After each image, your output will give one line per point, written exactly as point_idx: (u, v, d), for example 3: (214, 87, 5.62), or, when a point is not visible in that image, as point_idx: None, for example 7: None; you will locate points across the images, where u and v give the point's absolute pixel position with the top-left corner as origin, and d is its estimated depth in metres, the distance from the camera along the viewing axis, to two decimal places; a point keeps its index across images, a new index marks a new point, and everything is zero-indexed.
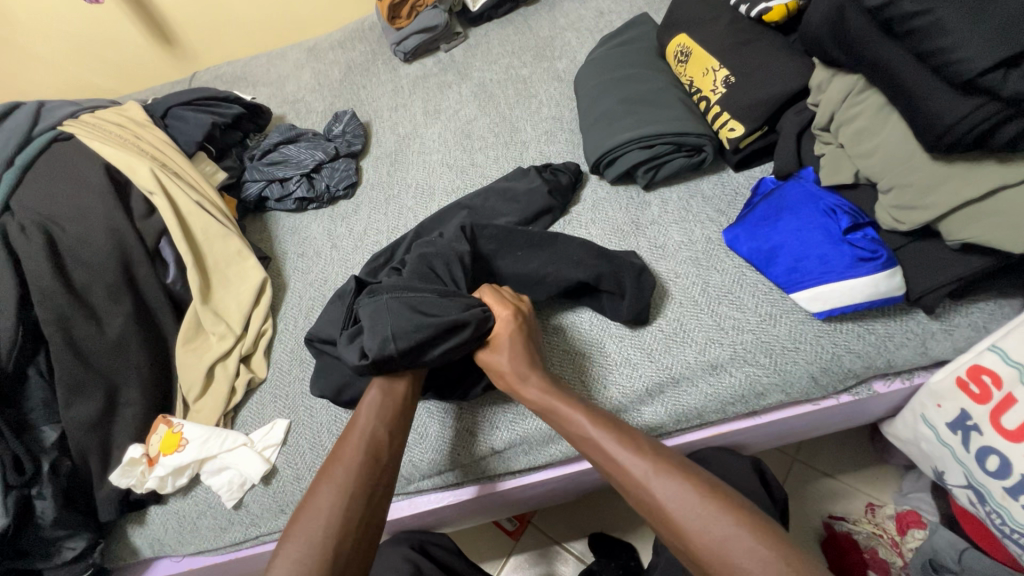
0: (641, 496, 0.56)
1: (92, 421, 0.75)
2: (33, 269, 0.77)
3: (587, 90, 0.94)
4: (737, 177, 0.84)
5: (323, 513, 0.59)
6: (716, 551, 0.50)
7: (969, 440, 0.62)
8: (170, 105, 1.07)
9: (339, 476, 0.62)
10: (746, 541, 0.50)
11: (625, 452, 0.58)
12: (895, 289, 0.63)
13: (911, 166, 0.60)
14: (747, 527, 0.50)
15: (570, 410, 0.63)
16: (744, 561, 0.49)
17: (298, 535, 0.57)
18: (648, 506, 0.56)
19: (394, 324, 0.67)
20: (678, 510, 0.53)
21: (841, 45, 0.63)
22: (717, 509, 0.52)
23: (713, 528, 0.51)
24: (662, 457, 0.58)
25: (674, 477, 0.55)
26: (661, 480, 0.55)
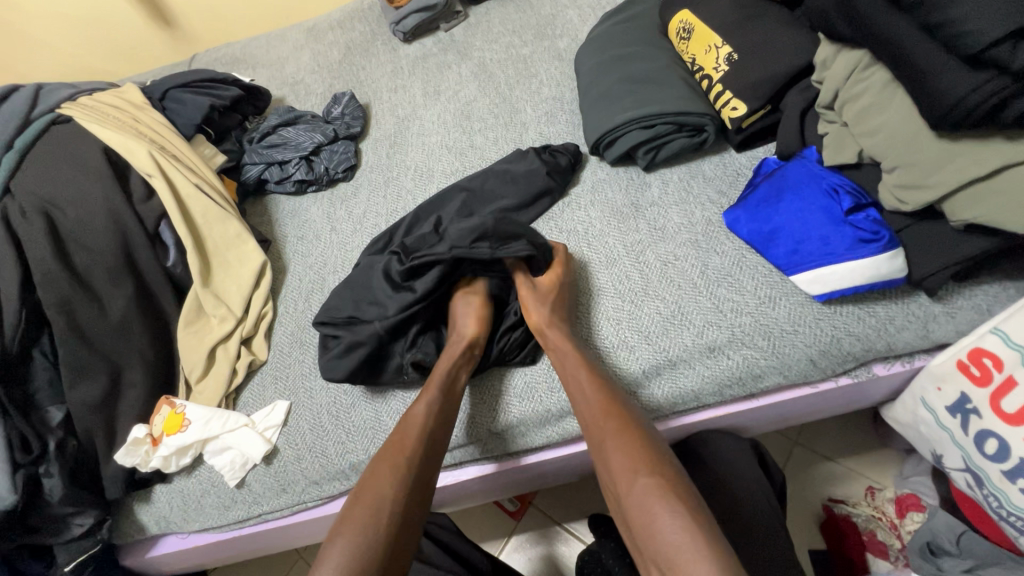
0: (601, 454, 0.60)
1: (96, 401, 0.77)
2: (35, 251, 0.77)
3: (588, 69, 0.92)
4: (740, 157, 0.82)
5: (384, 505, 0.60)
6: (643, 520, 0.53)
7: (968, 423, 0.62)
8: (169, 86, 1.06)
9: (401, 470, 0.63)
10: (674, 521, 0.51)
11: (600, 414, 0.61)
12: (897, 271, 0.62)
13: (916, 145, 0.58)
14: (684, 508, 0.52)
15: (574, 363, 0.66)
16: (666, 535, 0.51)
17: (358, 521, 0.59)
18: (605, 469, 0.59)
19: (457, 232, 0.75)
20: (626, 478, 0.56)
21: (847, 20, 0.61)
22: (660, 489, 0.54)
23: (650, 504, 0.54)
24: (629, 428, 0.60)
25: (630, 447, 0.58)
26: (622, 450, 0.58)
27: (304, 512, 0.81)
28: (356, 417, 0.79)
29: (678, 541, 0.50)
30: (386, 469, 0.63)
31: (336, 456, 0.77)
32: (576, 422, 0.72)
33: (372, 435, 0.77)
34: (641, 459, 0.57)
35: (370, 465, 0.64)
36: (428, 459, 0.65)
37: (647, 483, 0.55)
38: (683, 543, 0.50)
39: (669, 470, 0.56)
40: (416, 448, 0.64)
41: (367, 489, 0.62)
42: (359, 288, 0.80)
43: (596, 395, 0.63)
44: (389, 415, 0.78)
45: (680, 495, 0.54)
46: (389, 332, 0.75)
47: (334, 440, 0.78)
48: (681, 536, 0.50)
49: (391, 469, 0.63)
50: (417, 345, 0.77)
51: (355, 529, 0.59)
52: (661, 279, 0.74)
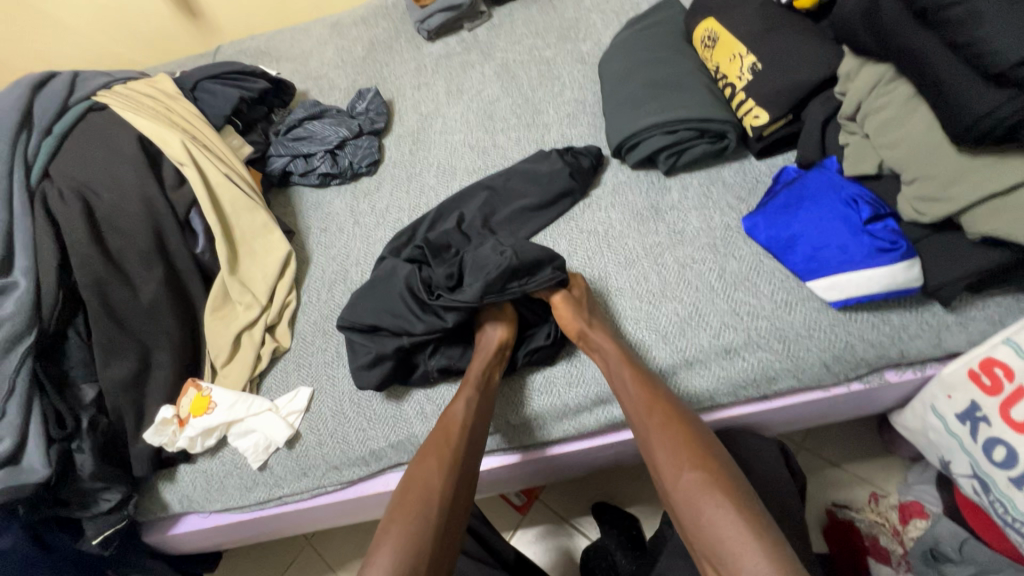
0: (648, 451, 0.62)
1: (127, 381, 0.79)
2: (72, 234, 0.80)
3: (612, 73, 0.94)
4: (759, 165, 0.84)
5: (433, 496, 0.62)
6: (695, 516, 0.55)
7: (977, 431, 0.63)
8: (200, 77, 1.09)
9: (447, 462, 0.65)
10: (726, 516, 0.53)
11: (646, 412, 0.63)
12: (913, 281, 0.64)
13: (936, 158, 0.60)
14: (735, 506, 0.54)
15: (616, 364, 0.68)
16: (720, 530, 0.53)
17: (407, 511, 0.61)
18: (653, 465, 0.61)
19: (487, 260, 0.76)
20: (676, 475, 0.58)
21: (872, 35, 0.63)
22: (711, 485, 0.56)
23: (700, 500, 0.55)
24: (675, 424, 0.61)
25: (678, 446, 0.59)
26: (670, 446, 0.60)
27: (323, 496, 0.83)
28: (377, 405, 0.81)
29: (732, 535, 0.52)
30: (432, 460, 0.65)
31: (357, 443, 0.79)
32: (594, 417, 0.74)
33: (393, 424, 0.79)
34: (689, 456, 0.58)
35: (413, 460, 0.67)
36: (472, 451, 0.67)
37: (697, 479, 0.57)
38: (735, 534, 0.52)
39: (717, 465, 0.57)
40: (455, 444, 0.66)
41: (411, 481, 0.64)
42: (378, 297, 0.80)
43: (640, 394, 0.65)
44: (409, 404, 0.80)
45: (729, 489, 0.55)
46: (414, 347, 0.77)
47: (355, 427, 0.80)
48: (734, 530, 0.52)
49: (438, 461, 0.65)
50: (440, 351, 0.80)
51: (400, 518, 0.61)
52: (684, 279, 0.76)
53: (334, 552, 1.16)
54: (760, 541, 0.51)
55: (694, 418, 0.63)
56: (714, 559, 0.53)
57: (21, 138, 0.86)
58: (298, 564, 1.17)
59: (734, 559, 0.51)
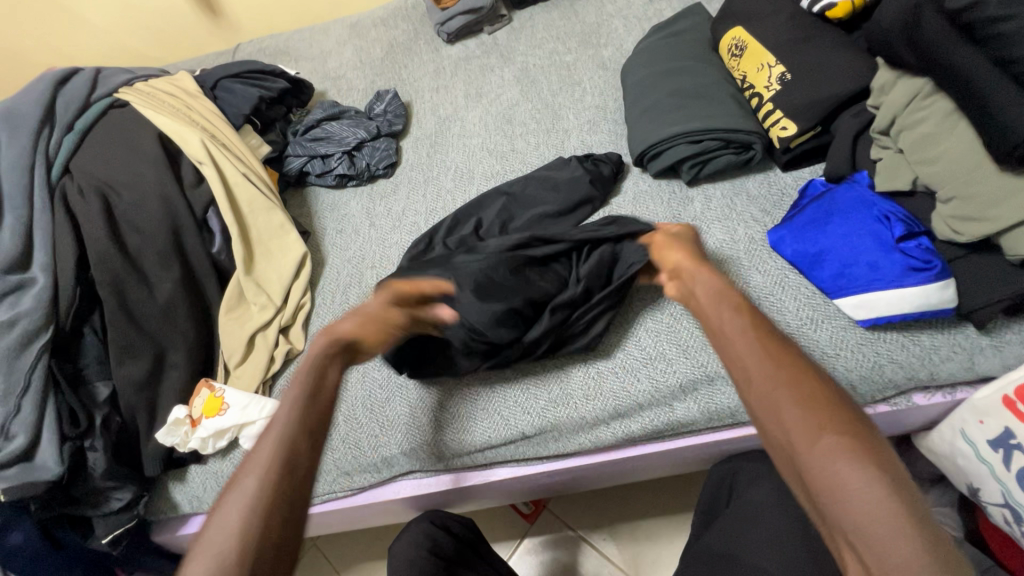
0: (756, 392, 0.46)
1: (138, 381, 0.79)
2: (91, 231, 0.80)
3: (634, 80, 0.93)
4: (785, 177, 0.82)
5: (229, 544, 0.44)
6: (827, 479, 0.39)
7: (1011, 459, 0.61)
8: (220, 76, 1.09)
9: (262, 494, 0.46)
10: (875, 489, 0.38)
11: (758, 352, 0.47)
12: (946, 302, 0.61)
13: (977, 177, 0.59)
14: (883, 475, 0.39)
15: (720, 296, 0.56)
16: (859, 501, 0.38)
17: (203, 559, 0.44)
18: (767, 417, 0.44)
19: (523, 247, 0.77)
20: (801, 429, 0.42)
21: (913, 49, 0.61)
22: (852, 445, 0.40)
23: (837, 463, 0.39)
24: (799, 369, 0.45)
25: (804, 388, 0.44)
26: (787, 393, 0.44)
27: (334, 501, 0.82)
28: (388, 412, 0.79)
29: (880, 513, 0.37)
30: (247, 481, 0.47)
31: (369, 449, 0.78)
32: (611, 431, 0.72)
33: (406, 429, 0.77)
34: (818, 406, 0.42)
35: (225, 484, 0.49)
36: (312, 464, 0.51)
37: (829, 441, 0.40)
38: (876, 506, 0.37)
39: (858, 423, 0.42)
40: (278, 463, 0.49)
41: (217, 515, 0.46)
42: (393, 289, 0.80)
43: (740, 334, 0.49)
44: (422, 411, 0.78)
45: (875, 452, 0.40)
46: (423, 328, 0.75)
47: (367, 433, 0.79)
48: (883, 504, 0.37)
49: (253, 483, 0.47)
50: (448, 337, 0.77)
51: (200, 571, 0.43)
52: None
53: (339, 553, 1.16)
54: (920, 529, 0.36)
55: (813, 361, 0.47)
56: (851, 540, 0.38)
57: (43, 134, 0.86)
58: (303, 565, 1.16)
59: (883, 547, 0.36)
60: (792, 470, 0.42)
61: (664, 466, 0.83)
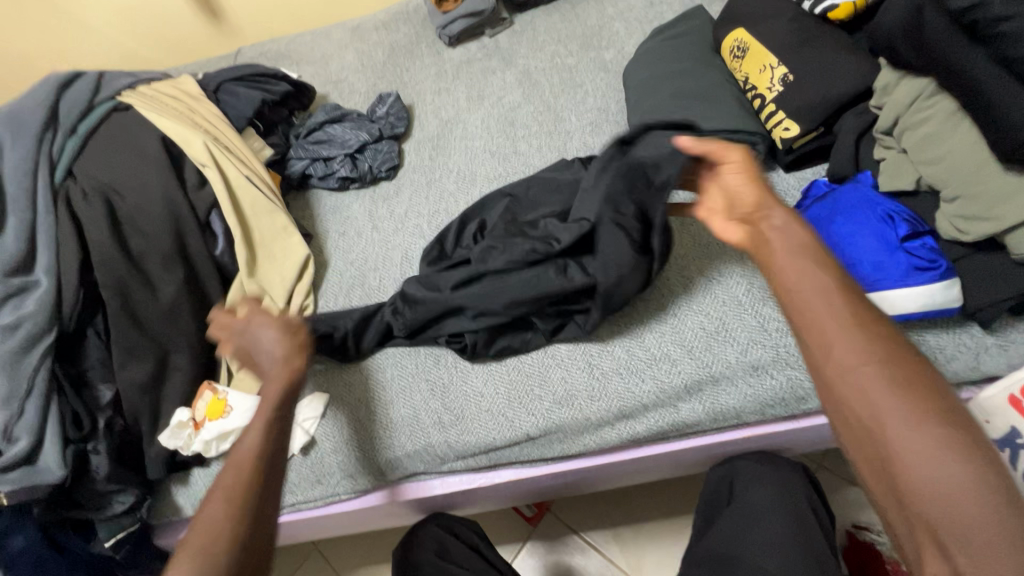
0: (847, 386, 0.44)
1: (143, 383, 0.78)
2: (94, 234, 0.80)
3: (637, 82, 0.93)
4: (788, 177, 0.82)
5: (217, 537, 0.50)
6: (916, 484, 0.39)
7: (1017, 458, 0.61)
8: (223, 80, 1.09)
9: (231, 499, 0.52)
10: (966, 478, 0.38)
11: (851, 333, 0.45)
12: (952, 301, 0.62)
13: (981, 176, 0.59)
14: (984, 485, 0.38)
15: (798, 267, 0.50)
16: (953, 511, 0.38)
17: (188, 554, 0.49)
18: (856, 403, 0.43)
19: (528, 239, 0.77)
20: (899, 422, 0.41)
21: (917, 50, 0.62)
22: (954, 438, 0.40)
23: (933, 454, 0.39)
24: (905, 366, 0.43)
25: (900, 390, 0.42)
26: (884, 387, 0.42)
27: (338, 504, 0.82)
28: (392, 413, 0.79)
29: (978, 514, 0.37)
30: (218, 490, 0.53)
31: (372, 452, 0.78)
32: (616, 432, 0.72)
33: (409, 431, 0.77)
34: (915, 399, 0.41)
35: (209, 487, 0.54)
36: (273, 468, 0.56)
37: (923, 434, 0.40)
38: (971, 515, 0.37)
39: (967, 430, 0.40)
40: (241, 468, 0.54)
41: (193, 526, 0.51)
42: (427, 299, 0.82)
43: (833, 312, 0.47)
44: (426, 412, 0.78)
45: (981, 455, 0.39)
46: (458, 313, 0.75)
47: (370, 435, 0.79)
48: (981, 509, 0.37)
49: (225, 488, 0.53)
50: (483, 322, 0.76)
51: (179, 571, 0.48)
52: (710, 289, 0.75)
53: (340, 557, 1.15)
54: (1017, 519, 0.37)
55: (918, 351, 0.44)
56: (934, 532, 0.38)
57: (46, 137, 0.86)
58: (304, 570, 1.16)
59: (976, 542, 0.37)
60: (874, 457, 0.42)
61: (668, 467, 0.82)
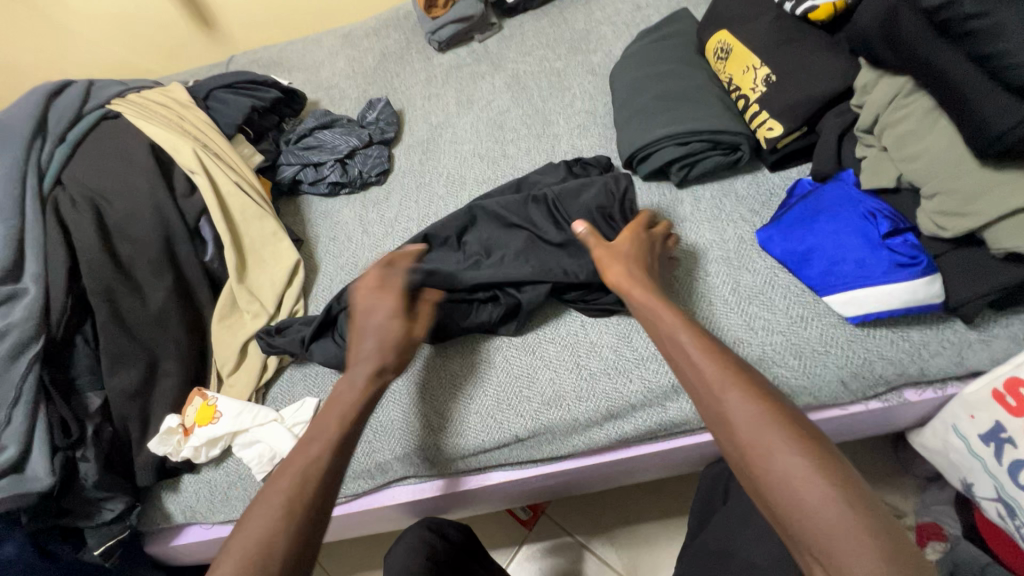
0: (716, 411, 0.50)
1: (133, 389, 0.79)
2: (83, 241, 0.80)
3: (623, 85, 0.94)
4: (773, 177, 0.83)
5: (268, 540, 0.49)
6: (787, 497, 0.43)
7: (1002, 453, 0.61)
8: (213, 87, 1.10)
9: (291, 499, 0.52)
10: (828, 499, 0.42)
11: (714, 365, 0.52)
12: (935, 296, 0.62)
13: (959, 171, 0.59)
14: (831, 487, 0.42)
15: (670, 314, 0.58)
16: (813, 516, 0.42)
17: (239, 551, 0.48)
18: (726, 432, 0.49)
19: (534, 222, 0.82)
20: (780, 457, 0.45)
21: (894, 47, 0.63)
22: (806, 453, 0.44)
23: (797, 473, 0.44)
24: (755, 387, 0.49)
25: (759, 408, 0.48)
26: (749, 411, 0.48)
27: None
28: (382, 417, 0.79)
29: (839, 518, 0.41)
30: (274, 499, 0.51)
31: (361, 456, 0.78)
32: (604, 433, 0.72)
33: (399, 435, 0.77)
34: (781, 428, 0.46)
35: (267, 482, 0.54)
36: (331, 490, 0.54)
37: (803, 458, 0.44)
38: (832, 518, 0.41)
39: (812, 442, 0.45)
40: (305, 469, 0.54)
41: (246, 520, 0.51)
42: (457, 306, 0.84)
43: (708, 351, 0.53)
44: (416, 414, 0.78)
45: (823, 457, 0.44)
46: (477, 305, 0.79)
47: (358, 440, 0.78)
48: (841, 517, 0.41)
49: (281, 502, 0.51)
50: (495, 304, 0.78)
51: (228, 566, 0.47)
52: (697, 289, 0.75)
53: (335, 563, 1.15)
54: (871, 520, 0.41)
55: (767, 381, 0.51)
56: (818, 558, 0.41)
57: (35, 146, 0.86)
58: None
59: (842, 555, 0.40)
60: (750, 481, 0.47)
61: (659, 468, 0.83)
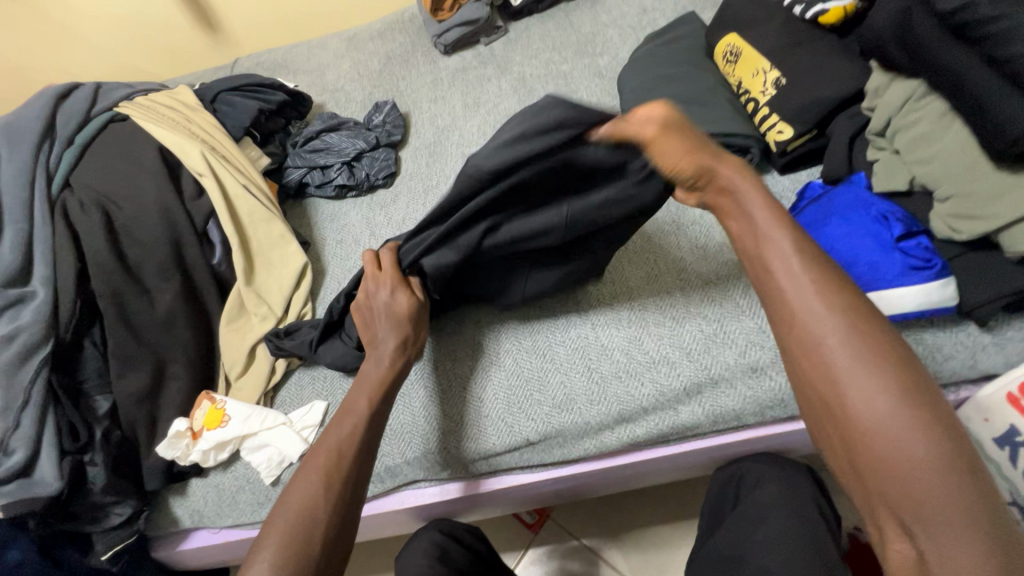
0: (822, 344, 0.49)
1: (141, 393, 0.78)
2: (91, 243, 0.80)
3: (631, 88, 0.94)
4: (782, 180, 0.83)
5: (310, 525, 0.55)
6: (885, 440, 0.44)
7: (1017, 457, 0.61)
8: (221, 90, 1.10)
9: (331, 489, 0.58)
10: (930, 453, 0.42)
11: (828, 299, 0.50)
12: (949, 299, 0.62)
13: (973, 175, 0.60)
14: (934, 436, 0.43)
15: (771, 234, 0.55)
16: (910, 456, 0.43)
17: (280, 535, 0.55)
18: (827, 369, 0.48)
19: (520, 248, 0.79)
20: (868, 391, 0.45)
21: (907, 50, 0.63)
22: (911, 401, 0.44)
23: (902, 422, 0.44)
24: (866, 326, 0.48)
25: (869, 349, 0.47)
26: (875, 372, 0.46)
27: None
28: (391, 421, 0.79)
29: (933, 466, 0.42)
30: (313, 477, 0.59)
31: None
32: (616, 436, 0.72)
33: (409, 438, 0.77)
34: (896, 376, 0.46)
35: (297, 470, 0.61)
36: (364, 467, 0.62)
37: (905, 406, 0.44)
38: (928, 464, 0.42)
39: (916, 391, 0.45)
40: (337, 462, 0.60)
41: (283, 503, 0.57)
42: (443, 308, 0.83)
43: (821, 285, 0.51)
44: (425, 418, 0.77)
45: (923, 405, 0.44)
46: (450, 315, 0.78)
47: None
48: (936, 465, 0.42)
49: (321, 477, 0.59)
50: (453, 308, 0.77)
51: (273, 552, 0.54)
52: (706, 293, 0.75)
53: None
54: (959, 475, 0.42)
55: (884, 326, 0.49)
56: (902, 504, 0.43)
57: (43, 148, 0.86)
58: None
59: (930, 501, 0.42)
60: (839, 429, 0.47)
61: (668, 472, 0.82)
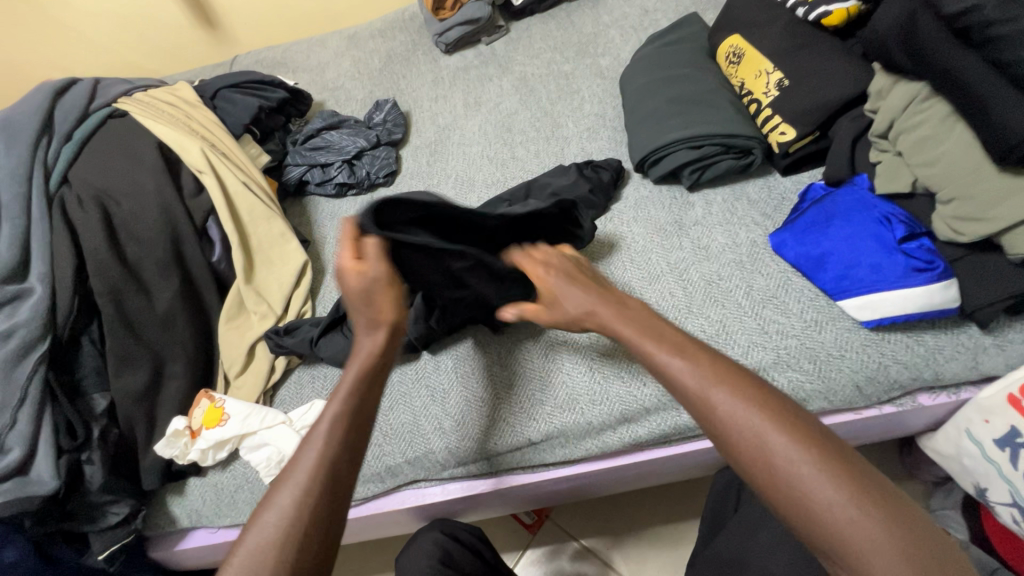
0: (708, 413, 0.46)
1: (139, 390, 0.78)
2: (89, 240, 0.79)
3: (634, 89, 0.94)
4: (784, 181, 0.83)
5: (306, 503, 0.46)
6: (794, 496, 0.41)
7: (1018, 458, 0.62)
8: (221, 86, 1.09)
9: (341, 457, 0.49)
10: (845, 499, 0.39)
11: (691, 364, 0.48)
12: (951, 301, 0.63)
13: (979, 177, 0.60)
14: (833, 482, 0.40)
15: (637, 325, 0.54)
16: (823, 508, 0.39)
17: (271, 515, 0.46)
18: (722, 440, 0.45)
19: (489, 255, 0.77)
20: (777, 442, 0.42)
21: (910, 53, 0.63)
22: (806, 444, 0.42)
23: (805, 475, 0.40)
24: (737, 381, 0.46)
25: (746, 403, 0.44)
26: (767, 427, 0.43)
27: None
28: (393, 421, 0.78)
29: (847, 513, 0.39)
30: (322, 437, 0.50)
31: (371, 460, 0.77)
32: (616, 436, 0.72)
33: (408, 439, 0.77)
34: (787, 421, 0.43)
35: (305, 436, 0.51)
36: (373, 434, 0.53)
37: (807, 454, 0.41)
38: (841, 512, 0.39)
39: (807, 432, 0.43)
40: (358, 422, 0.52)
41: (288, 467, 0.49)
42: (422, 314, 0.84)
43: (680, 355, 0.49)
44: (427, 418, 0.77)
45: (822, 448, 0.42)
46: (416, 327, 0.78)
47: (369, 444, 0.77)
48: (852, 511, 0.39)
49: (301, 494, 0.47)
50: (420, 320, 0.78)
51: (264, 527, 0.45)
52: (709, 292, 0.74)
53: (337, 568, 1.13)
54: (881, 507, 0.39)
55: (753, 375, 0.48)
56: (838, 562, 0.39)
57: (41, 143, 0.85)
58: None
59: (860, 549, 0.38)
60: (758, 488, 0.43)
61: (670, 473, 0.82)
